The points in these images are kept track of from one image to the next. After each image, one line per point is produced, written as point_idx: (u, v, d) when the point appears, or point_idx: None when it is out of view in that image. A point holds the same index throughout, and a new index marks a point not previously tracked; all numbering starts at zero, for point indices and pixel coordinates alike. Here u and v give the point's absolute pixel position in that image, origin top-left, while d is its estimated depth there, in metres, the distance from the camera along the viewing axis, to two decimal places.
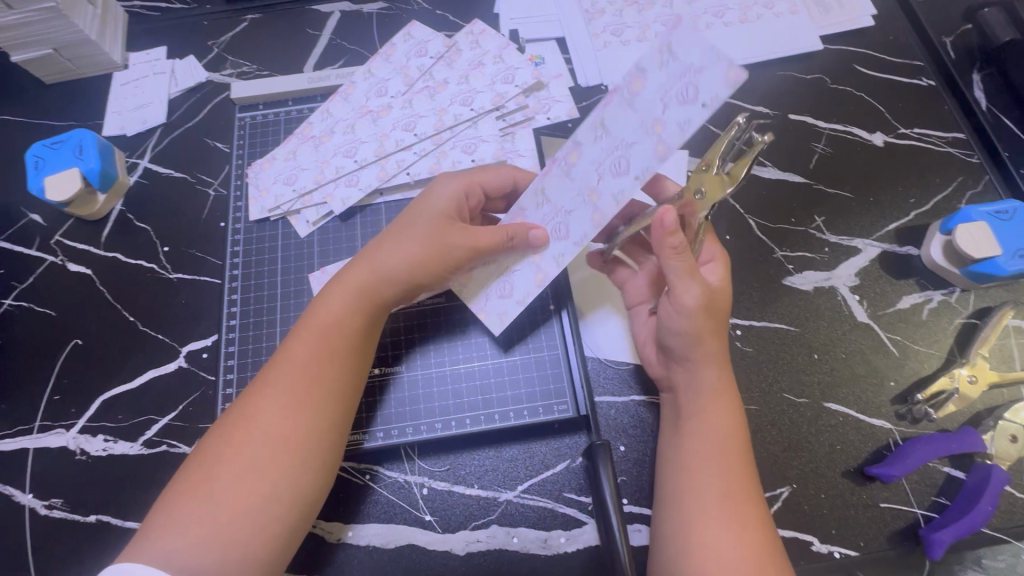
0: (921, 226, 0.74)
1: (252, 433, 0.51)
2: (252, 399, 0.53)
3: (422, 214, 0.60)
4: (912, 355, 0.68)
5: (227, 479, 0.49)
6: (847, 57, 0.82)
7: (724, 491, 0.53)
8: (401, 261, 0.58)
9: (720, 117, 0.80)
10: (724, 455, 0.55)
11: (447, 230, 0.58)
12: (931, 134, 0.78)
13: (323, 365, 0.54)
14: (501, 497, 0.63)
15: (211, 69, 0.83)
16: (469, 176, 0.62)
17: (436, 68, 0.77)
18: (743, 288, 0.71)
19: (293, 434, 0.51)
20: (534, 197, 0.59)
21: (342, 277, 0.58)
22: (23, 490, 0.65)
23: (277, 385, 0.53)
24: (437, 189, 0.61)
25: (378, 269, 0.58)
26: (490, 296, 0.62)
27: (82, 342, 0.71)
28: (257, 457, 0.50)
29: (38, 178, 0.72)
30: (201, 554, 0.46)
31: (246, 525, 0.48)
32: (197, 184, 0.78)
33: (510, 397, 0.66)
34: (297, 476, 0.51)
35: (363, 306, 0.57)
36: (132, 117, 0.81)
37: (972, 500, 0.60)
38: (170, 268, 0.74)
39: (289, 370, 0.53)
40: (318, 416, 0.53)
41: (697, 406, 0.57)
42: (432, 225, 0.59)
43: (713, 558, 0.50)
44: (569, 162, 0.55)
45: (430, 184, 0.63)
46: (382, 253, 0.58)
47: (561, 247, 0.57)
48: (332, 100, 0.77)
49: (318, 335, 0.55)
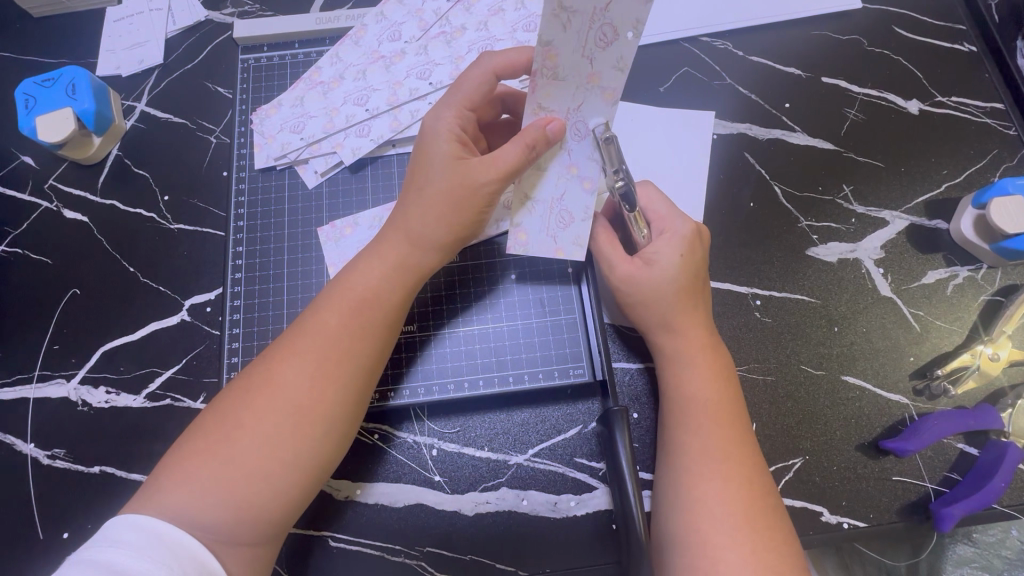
0: (952, 200, 0.71)
1: (273, 398, 0.49)
2: (274, 359, 0.51)
3: (427, 154, 0.55)
4: (934, 330, 0.67)
5: (246, 444, 0.47)
6: (886, 18, 0.78)
7: (728, 458, 0.52)
8: (435, 223, 0.54)
9: (750, 78, 0.76)
10: (725, 421, 0.54)
11: (467, 168, 0.53)
12: (968, 103, 0.75)
13: (353, 337, 0.52)
14: (511, 460, 0.63)
15: (210, 7, 0.78)
16: (457, 102, 0.56)
17: (453, 12, 0.72)
18: (766, 258, 0.69)
19: (315, 404, 0.49)
20: (554, 18, 0.47)
21: (379, 246, 0.55)
22: (25, 439, 0.64)
23: (302, 352, 0.50)
24: (432, 127, 0.56)
25: (412, 234, 0.55)
26: (553, 232, 0.58)
27: (80, 291, 0.69)
28: (275, 423, 0.48)
29: (30, 118, 0.68)
30: (209, 508, 0.45)
31: (259, 486, 0.47)
32: (197, 131, 0.74)
33: (529, 362, 0.64)
34: (315, 444, 0.49)
35: (395, 274, 0.54)
36: (127, 57, 0.76)
37: (986, 476, 0.60)
38: (170, 218, 0.71)
39: (314, 338, 0.51)
40: (338, 388, 0.50)
41: (693, 373, 0.56)
42: (447, 171, 0.54)
43: (715, 523, 0.49)
44: (550, 66, 0.49)
45: (421, 128, 0.57)
46: (412, 217, 0.55)
47: (619, 48, 0.48)
48: (341, 44, 0.73)
49: (345, 297, 0.53)
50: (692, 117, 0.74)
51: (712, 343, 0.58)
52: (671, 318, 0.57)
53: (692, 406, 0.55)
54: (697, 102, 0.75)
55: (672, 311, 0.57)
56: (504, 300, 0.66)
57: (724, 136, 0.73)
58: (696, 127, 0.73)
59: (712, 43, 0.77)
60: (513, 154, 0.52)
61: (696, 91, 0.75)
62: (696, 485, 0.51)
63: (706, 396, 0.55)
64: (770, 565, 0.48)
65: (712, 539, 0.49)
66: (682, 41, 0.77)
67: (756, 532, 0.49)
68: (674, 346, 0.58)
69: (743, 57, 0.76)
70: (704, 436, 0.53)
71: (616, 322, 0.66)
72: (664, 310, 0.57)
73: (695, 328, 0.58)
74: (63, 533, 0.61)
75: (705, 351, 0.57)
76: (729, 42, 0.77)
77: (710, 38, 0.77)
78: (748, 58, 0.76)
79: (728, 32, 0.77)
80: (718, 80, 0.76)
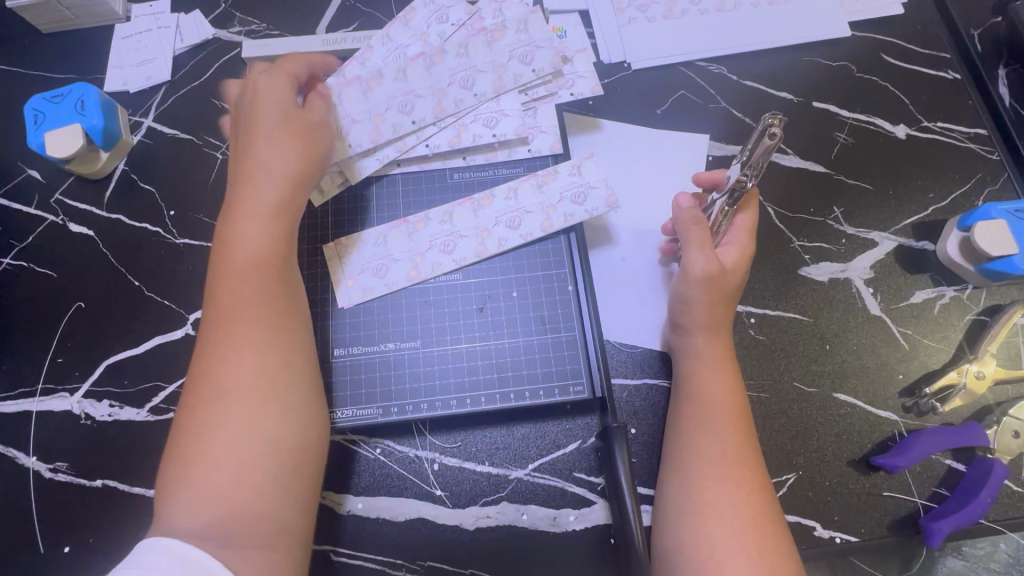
0: (938, 223, 0.74)
1: (222, 369, 0.50)
2: (200, 358, 0.52)
3: (265, 112, 0.60)
4: (922, 348, 0.69)
5: (233, 428, 0.49)
6: (875, 45, 0.81)
7: (736, 462, 0.55)
8: (291, 159, 0.59)
9: (743, 102, 0.78)
10: (738, 426, 0.57)
11: (297, 117, 0.61)
12: (953, 129, 0.77)
13: (257, 300, 0.53)
14: (512, 475, 0.64)
15: (219, 26, 0.80)
16: (284, 70, 0.64)
17: (457, 36, 0.74)
18: (760, 276, 0.71)
19: (244, 377, 0.50)
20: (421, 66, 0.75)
21: (249, 209, 0.57)
22: (27, 453, 0.64)
23: (221, 339, 0.52)
24: (260, 89, 0.62)
25: (266, 174, 0.58)
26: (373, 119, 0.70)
27: (85, 305, 0.69)
28: (222, 414, 0.49)
29: (38, 133, 0.69)
30: (229, 525, 0.46)
31: (270, 464, 0.49)
32: (204, 147, 0.75)
33: (526, 376, 0.65)
34: (267, 421, 0.50)
35: (277, 228, 0.57)
36: (135, 73, 0.78)
37: (972, 491, 0.62)
38: (175, 233, 0.72)
39: (224, 319, 0.52)
40: (261, 355, 0.52)
41: (715, 378, 0.59)
42: (280, 118, 0.61)
43: (723, 526, 0.52)
44: (544, 179, 0.69)
45: (245, 93, 0.63)
46: (270, 160, 0.59)
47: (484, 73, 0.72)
48: (348, 64, 0.73)
49: (238, 272, 0.54)
50: (687, 138, 0.76)
51: (725, 347, 0.61)
52: (698, 324, 0.60)
53: (709, 410, 0.57)
54: (693, 124, 0.77)
55: (701, 314, 0.60)
56: (503, 316, 0.67)
57: (718, 157, 0.75)
58: (691, 149, 0.76)
59: (707, 68, 0.79)
60: (322, 110, 0.64)
61: (691, 114, 0.78)
62: (707, 490, 0.54)
63: (721, 403, 0.58)
64: (778, 568, 0.50)
65: (719, 540, 0.51)
66: (679, 65, 0.79)
67: (761, 535, 0.52)
68: (703, 350, 0.60)
69: (738, 82, 0.79)
70: (720, 439, 0.56)
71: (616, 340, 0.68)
72: (697, 316, 0.60)
73: (720, 338, 0.61)
74: (64, 548, 0.62)
75: (724, 359, 0.60)
76: (724, 67, 0.80)
77: (705, 63, 0.80)
78: (742, 82, 0.79)
79: (722, 57, 0.80)
80: (714, 104, 0.78)
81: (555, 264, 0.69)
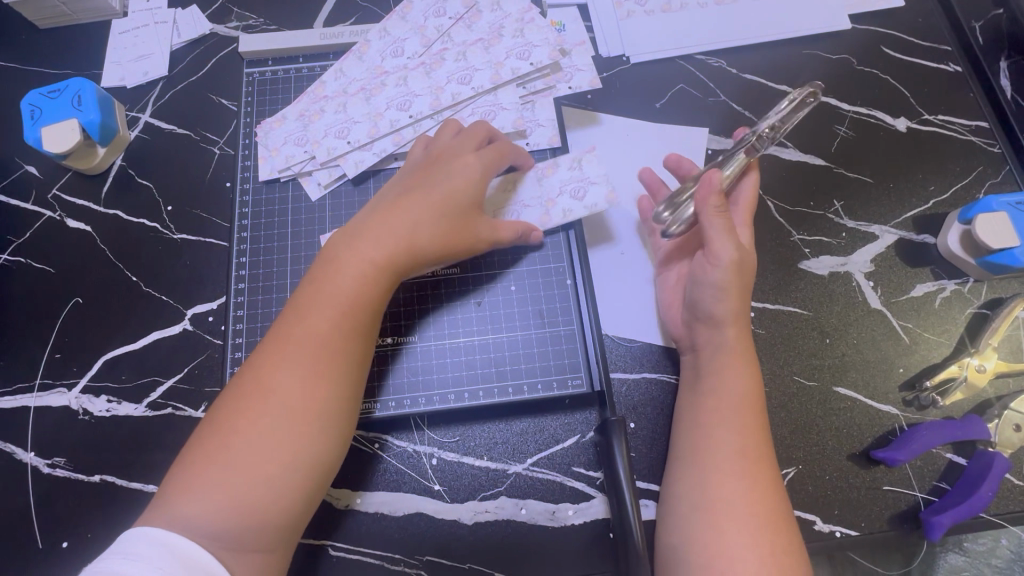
0: (939, 216, 0.73)
1: (283, 387, 0.50)
2: (266, 368, 0.51)
3: (454, 169, 0.60)
4: (922, 342, 0.68)
5: (263, 438, 0.48)
6: (876, 38, 0.80)
7: (749, 459, 0.54)
8: (428, 228, 0.57)
9: (743, 96, 0.78)
10: (755, 424, 0.56)
11: (467, 184, 0.60)
12: (954, 122, 0.77)
13: (342, 337, 0.52)
14: (510, 469, 0.64)
15: (216, 21, 0.79)
16: (476, 135, 0.64)
17: (455, 29, 0.74)
18: (759, 270, 0.70)
19: (310, 403, 0.50)
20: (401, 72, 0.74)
21: (364, 241, 0.56)
22: (25, 448, 0.64)
23: (293, 357, 0.51)
24: (448, 146, 0.63)
25: (410, 237, 0.56)
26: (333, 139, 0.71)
27: (82, 300, 0.69)
28: (272, 424, 0.49)
29: (35, 129, 0.69)
30: (234, 522, 0.46)
31: (286, 473, 0.48)
32: (201, 142, 0.75)
33: (526, 371, 0.65)
34: (314, 440, 0.50)
35: (379, 278, 0.55)
36: (132, 69, 0.77)
37: (973, 485, 0.62)
38: (173, 228, 0.72)
39: (302, 343, 0.52)
40: (333, 387, 0.51)
41: (731, 374, 0.58)
42: (455, 180, 0.59)
43: (734, 523, 0.51)
44: (544, 172, 0.68)
45: (440, 136, 0.64)
46: (414, 221, 0.57)
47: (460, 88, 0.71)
48: (345, 58, 0.74)
49: (331, 302, 0.53)
50: (686, 132, 0.76)
51: (741, 340, 0.59)
52: (719, 316, 0.59)
53: (725, 406, 0.57)
54: (692, 117, 0.77)
55: (720, 307, 0.59)
56: (502, 310, 0.67)
57: (717, 151, 0.75)
58: (690, 143, 0.75)
59: (707, 61, 0.79)
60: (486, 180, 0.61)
61: (691, 107, 0.77)
62: (719, 487, 0.53)
63: (737, 399, 0.57)
64: (785, 565, 0.50)
65: (732, 538, 0.51)
66: (677, 59, 0.79)
67: (773, 534, 0.51)
68: (721, 345, 0.59)
69: (737, 74, 0.79)
70: (737, 437, 0.55)
71: (615, 334, 0.68)
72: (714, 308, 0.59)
73: (739, 332, 0.59)
74: (62, 543, 0.62)
75: (742, 354, 0.59)
76: (723, 60, 0.79)
77: (705, 56, 0.79)
78: (742, 75, 0.79)
79: (721, 51, 0.79)
80: (713, 97, 0.78)
81: (554, 258, 0.69)
